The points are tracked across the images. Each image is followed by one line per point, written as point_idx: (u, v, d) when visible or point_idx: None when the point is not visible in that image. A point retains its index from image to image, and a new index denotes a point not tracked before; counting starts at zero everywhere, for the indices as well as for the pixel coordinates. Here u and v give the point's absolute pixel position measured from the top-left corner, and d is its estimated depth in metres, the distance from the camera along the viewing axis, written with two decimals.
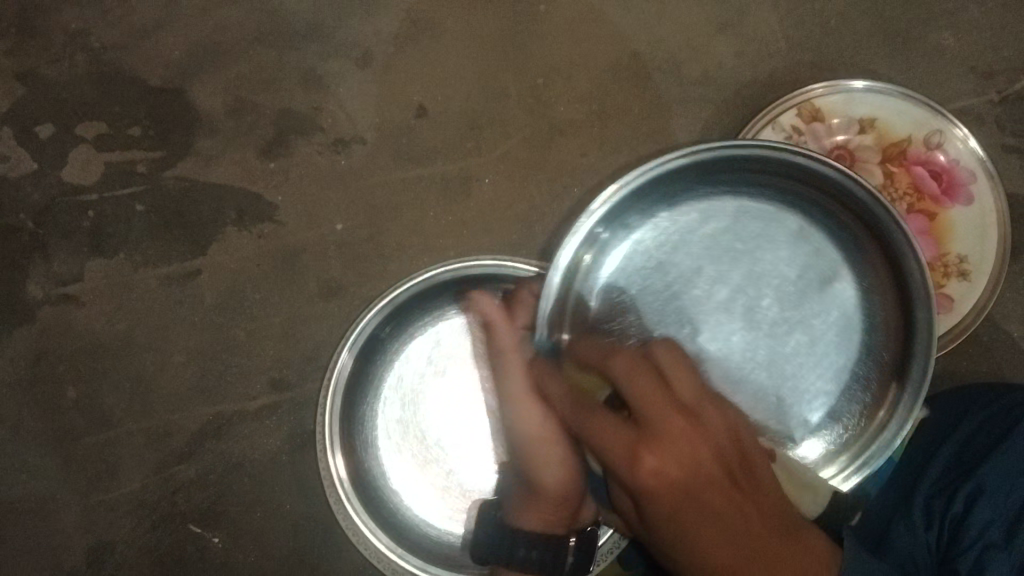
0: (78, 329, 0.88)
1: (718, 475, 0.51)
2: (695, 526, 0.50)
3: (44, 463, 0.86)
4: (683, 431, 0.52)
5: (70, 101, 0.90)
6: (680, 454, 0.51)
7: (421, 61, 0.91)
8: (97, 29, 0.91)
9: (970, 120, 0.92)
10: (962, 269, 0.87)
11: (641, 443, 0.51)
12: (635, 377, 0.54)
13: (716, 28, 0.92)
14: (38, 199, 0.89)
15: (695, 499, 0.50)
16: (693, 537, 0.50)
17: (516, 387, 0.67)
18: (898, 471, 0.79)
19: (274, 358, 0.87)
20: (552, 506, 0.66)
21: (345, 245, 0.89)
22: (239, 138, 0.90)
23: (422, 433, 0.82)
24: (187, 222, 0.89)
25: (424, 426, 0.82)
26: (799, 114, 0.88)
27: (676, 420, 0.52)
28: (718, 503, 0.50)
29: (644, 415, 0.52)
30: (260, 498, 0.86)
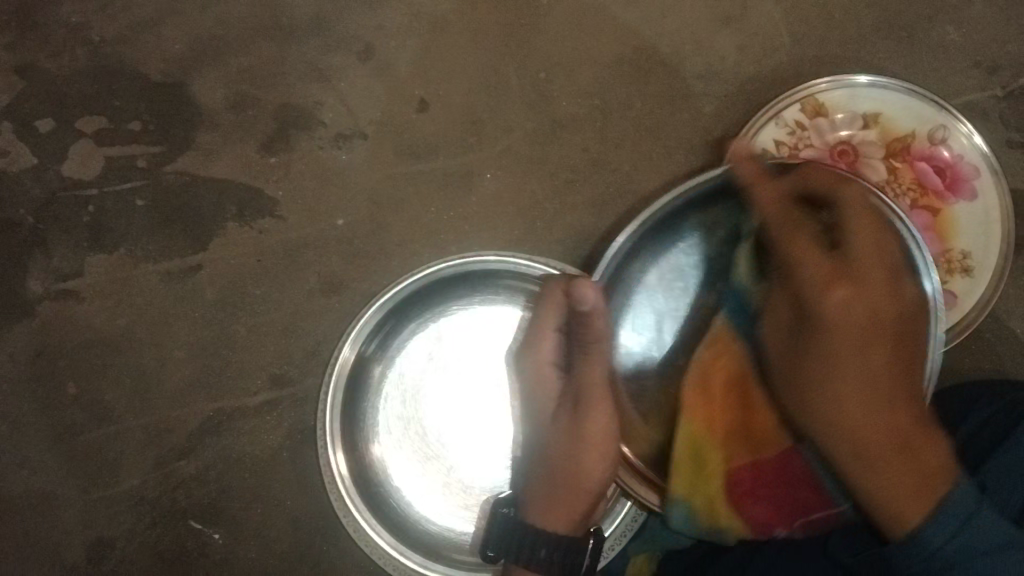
0: (78, 325, 0.87)
1: (886, 334, 0.57)
2: (840, 345, 0.57)
3: (45, 459, 0.86)
4: (878, 285, 0.58)
5: (71, 95, 0.90)
6: (868, 299, 0.58)
7: (422, 55, 0.91)
8: (97, 23, 0.91)
9: (975, 115, 0.92)
10: (966, 264, 0.87)
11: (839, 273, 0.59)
12: (863, 231, 0.60)
13: (719, 22, 0.92)
14: (38, 194, 0.89)
15: (852, 335, 0.57)
16: (846, 379, 0.56)
17: (594, 379, 0.64)
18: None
19: (275, 354, 0.87)
20: (581, 503, 0.65)
21: (346, 240, 0.88)
22: (239, 133, 0.89)
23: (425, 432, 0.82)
24: (188, 217, 0.88)
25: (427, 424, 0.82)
26: (803, 109, 0.88)
27: (881, 273, 0.59)
28: (861, 345, 0.57)
29: (860, 270, 0.59)
30: (261, 494, 0.86)
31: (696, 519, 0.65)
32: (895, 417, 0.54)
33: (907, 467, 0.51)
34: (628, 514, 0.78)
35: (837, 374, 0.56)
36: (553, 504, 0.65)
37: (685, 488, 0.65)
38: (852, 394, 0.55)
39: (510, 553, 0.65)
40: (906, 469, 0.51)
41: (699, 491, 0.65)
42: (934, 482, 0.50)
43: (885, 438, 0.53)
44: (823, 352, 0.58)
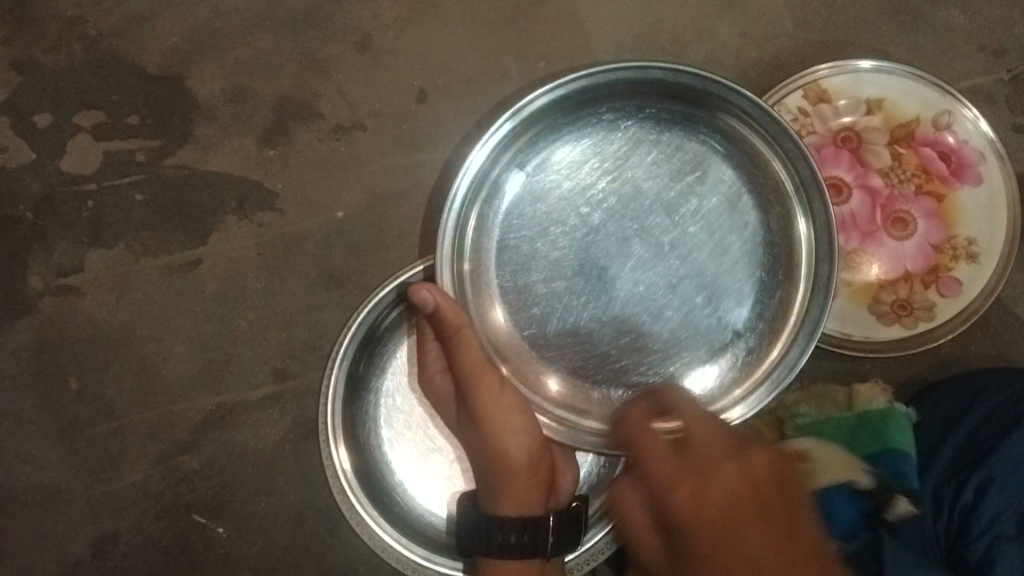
0: (79, 321, 0.87)
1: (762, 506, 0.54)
2: (699, 493, 0.54)
3: (48, 455, 0.86)
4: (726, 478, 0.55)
5: (68, 89, 0.89)
6: (731, 484, 0.55)
7: (421, 45, 0.90)
8: (93, 16, 0.90)
9: (980, 99, 0.91)
10: (971, 251, 0.86)
11: (705, 489, 0.55)
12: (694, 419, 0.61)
13: (720, 7, 0.90)
14: (37, 189, 0.88)
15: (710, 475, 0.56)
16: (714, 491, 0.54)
17: (478, 363, 0.70)
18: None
19: (276, 348, 0.87)
20: (524, 485, 0.72)
21: (347, 233, 0.88)
22: (238, 126, 0.89)
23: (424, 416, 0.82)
24: (187, 211, 0.88)
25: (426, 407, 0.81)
26: (805, 95, 0.86)
27: (734, 461, 0.57)
28: (719, 476, 0.56)
29: (693, 443, 0.59)
30: (264, 488, 0.86)
31: None
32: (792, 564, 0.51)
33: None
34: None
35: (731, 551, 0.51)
36: (503, 493, 0.72)
37: None
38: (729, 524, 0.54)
39: (477, 544, 0.72)
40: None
41: None
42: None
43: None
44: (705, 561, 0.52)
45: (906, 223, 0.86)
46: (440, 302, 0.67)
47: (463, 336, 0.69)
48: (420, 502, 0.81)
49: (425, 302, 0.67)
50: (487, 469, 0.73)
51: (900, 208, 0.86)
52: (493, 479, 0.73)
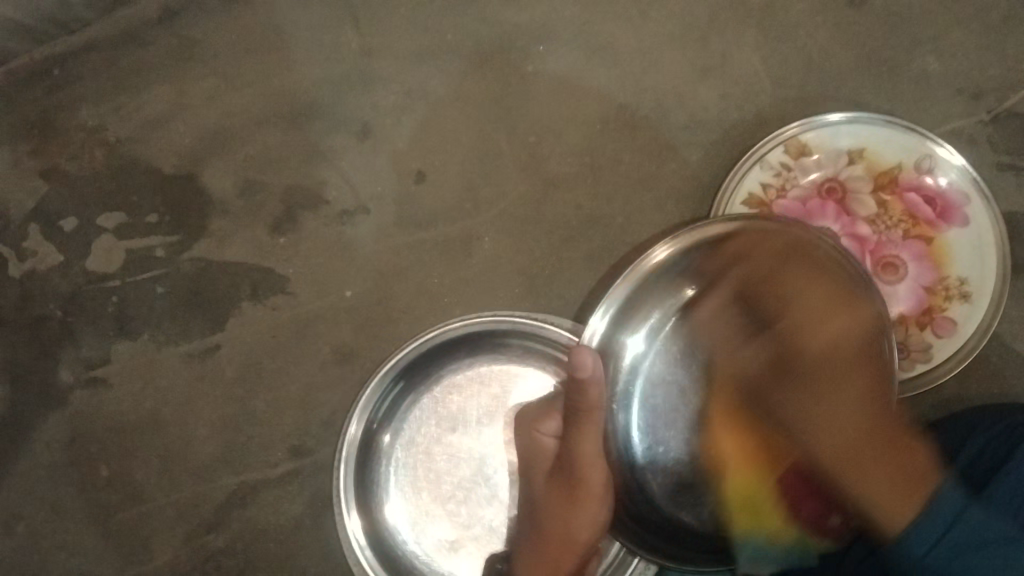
0: (108, 410, 0.92)
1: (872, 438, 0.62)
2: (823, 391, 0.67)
3: (83, 540, 0.90)
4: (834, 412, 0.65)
5: (91, 194, 0.95)
6: (830, 424, 0.64)
7: (417, 129, 0.95)
8: (112, 124, 0.96)
9: (961, 142, 0.92)
10: (963, 291, 0.87)
11: (833, 421, 0.64)
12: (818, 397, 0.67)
13: (699, 73, 0.94)
14: (65, 289, 0.94)
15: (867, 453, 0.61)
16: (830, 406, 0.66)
17: (586, 451, 0.72)
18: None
19: (292, 427, 0.91)
20: (567, 560, 0.75)
21: (355, 310, 0.92)
22: (249, 217, 0.94)
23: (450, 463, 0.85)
24: (205, 299, 0.93)
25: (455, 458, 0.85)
26: (786, 151, 0.89)
27: (833, 407, 0.65)
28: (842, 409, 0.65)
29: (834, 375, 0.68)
30: (287, 562, 0.89)
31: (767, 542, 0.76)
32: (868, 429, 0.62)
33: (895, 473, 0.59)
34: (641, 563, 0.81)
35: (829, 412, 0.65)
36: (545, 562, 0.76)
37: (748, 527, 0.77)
38: (836, 415, 0.65)
39: None
40: (898, 467, 0.59)
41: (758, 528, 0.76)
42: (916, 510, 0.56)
43: (837, 355, 0.69)
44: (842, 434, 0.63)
45: (896, 267, 0.89)
46: (594, 374, 0.68)
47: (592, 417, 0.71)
48: (437, 566, 0.84)
49: (584, 368, 0.68)
50: (540, 534, 0.76)
51: (889, 253, 0.89)
52: (546, 544, 0.76)
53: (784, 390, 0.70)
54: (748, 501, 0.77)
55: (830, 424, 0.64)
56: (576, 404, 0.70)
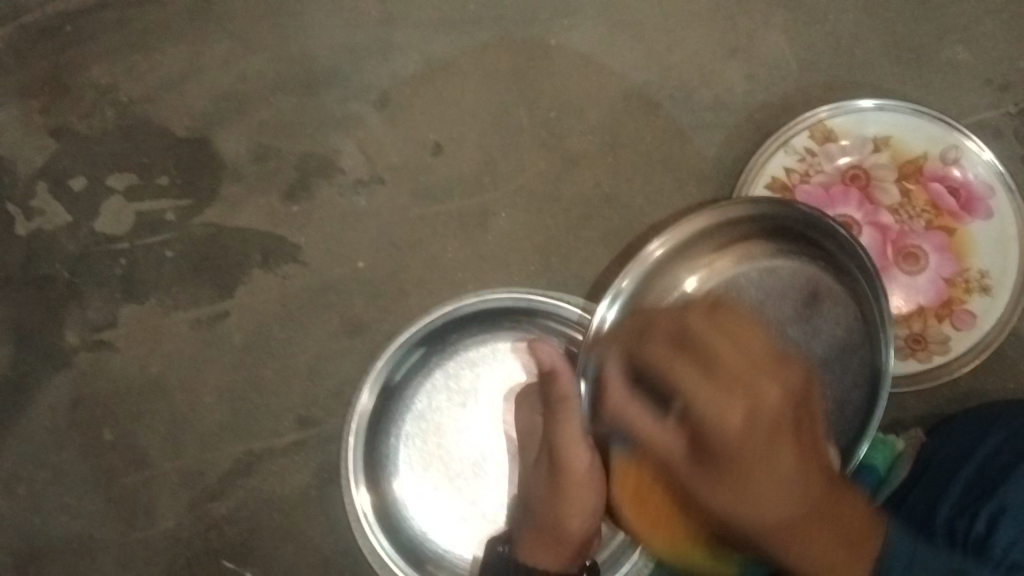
0: (113, 374, 0.90)
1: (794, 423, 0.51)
2: (726, 487, 0.52)
3: (83, 504, 0.89)
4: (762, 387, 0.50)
5: (102, 154, 0.94)
6: (777, 481, 0.50)
7: (436, 100, 0.93)
8: (125, 84, 0.94)
9: (987, 133, 0.91)
10: (984, 284, 0.87)
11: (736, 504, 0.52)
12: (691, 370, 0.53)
13: (726, 53, 0.93)
14: (72, 249, 0.92)
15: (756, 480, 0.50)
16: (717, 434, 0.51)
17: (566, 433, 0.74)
18: (914, 492, 0.77)
19: (300, 397, 0.89)
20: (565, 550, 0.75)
21: (367, 282, 0.91)
22: (262, 183, 0.92)
23: (472, 450, 0.83)
24: (216, 265, 0.92)
25: (480, 444, 0.83)
26: (812, 135, 0.88)
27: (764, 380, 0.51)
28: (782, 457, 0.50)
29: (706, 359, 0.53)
30: (290, 534, 0.88)
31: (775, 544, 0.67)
32: (822, 508, 0.51)
33: (847, 569, 0.52)
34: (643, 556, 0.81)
35: (766, 463, 0.50)
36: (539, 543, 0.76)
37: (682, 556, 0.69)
38: (755, 485, 0.51)
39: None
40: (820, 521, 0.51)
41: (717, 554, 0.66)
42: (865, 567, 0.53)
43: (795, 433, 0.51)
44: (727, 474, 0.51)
45: (917, 257, 0.87)
46: (555, 362, 0.76)
47: (569, 405, 0.74)
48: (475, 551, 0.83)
49: (542, 358, 0.76)
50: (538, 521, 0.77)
51: (911, 243, 0.87)
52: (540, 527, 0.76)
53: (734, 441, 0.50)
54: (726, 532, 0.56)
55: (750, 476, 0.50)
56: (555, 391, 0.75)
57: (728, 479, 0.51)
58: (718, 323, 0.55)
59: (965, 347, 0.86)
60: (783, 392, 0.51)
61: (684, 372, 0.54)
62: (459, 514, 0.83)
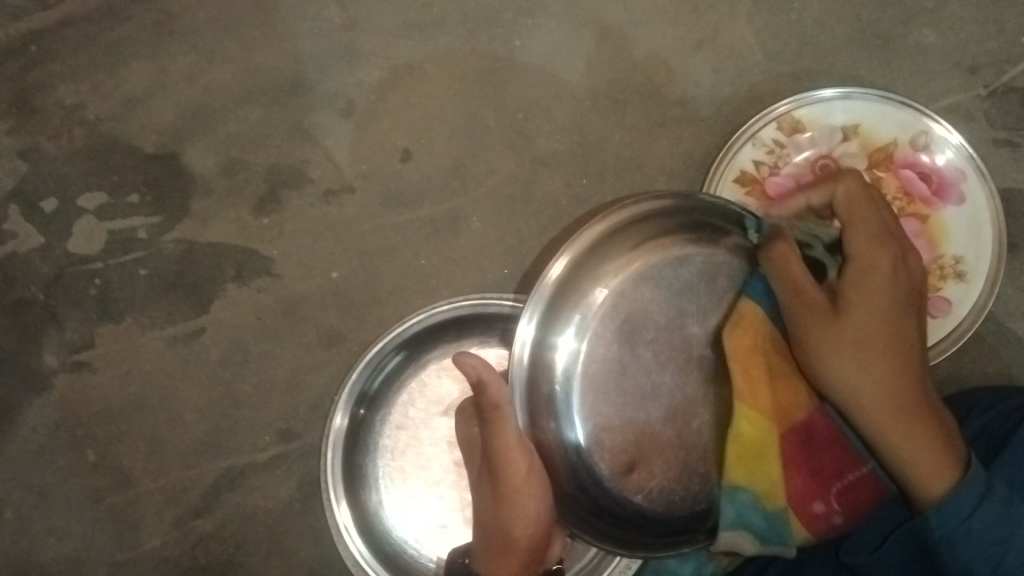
0: (93, 394, 0.91)
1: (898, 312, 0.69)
2: (842, 350, 0.68)
3: (70, 525, 0.89)
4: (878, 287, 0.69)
5: (72, 174, 0.94)
6: (869, 349, 0.67)
7: (402, 105, 0.93)
8: (91, 103, 0.94)
9: (958, 117, 0.91)
10: (959, 270, 0.86)
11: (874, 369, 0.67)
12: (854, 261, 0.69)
13: (692, 47, 0.92)
14: (47, 272, 0.93)
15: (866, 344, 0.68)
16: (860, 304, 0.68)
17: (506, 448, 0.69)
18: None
19: (280, 410, 0.90)
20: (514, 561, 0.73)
21: (341, 292, 0.91)
22: (233, 197, 0.92)
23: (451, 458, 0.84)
24: (190, 281, 0.92)
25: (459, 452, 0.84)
26: (780, 127, 0.88)
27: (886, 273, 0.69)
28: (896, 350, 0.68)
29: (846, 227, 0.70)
30: (276, 546, 0.89)
31: (762, 506, 0.71)
32: (913, 414, 0.66)
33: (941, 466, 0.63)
34: (626, 555, 0.83)
35: (863, 338, 0.68)
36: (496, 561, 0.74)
37: (745, 478, 0.71)
38: (872, 351, 0.67)
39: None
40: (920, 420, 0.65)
41: (757, 479, 0.70)
42: (953, 484, 0.61)
43: (879, 336, 0.68)
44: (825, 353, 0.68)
45: None
46: (482, 372, 0.66)
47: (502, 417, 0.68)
48: (441, 553, 0.84)
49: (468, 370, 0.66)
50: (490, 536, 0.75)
51: None
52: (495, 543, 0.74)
53: (823, 330, 0.68)
54: (753, 445, 0.70)
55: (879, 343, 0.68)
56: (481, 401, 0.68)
57: (857, 341, 0.67)
58: (854, 208, 0.71)
59: (943, 334, 0.86)
60: (892, 271, 0.69)
61: (863, 258, 0.69)
62: (438, 522, 0.84)
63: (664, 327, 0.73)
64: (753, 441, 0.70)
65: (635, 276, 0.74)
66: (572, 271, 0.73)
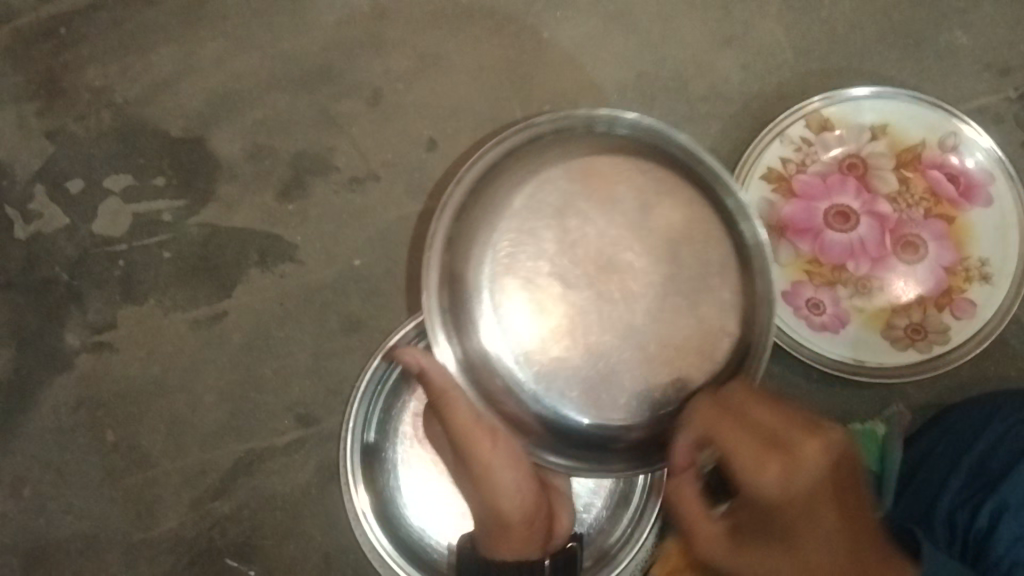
0: (114, 375, 0.91)
1: (827, 490, 0.59)
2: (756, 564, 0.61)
3: (87, 505, 0.90)
4: (800, 471, 0.59)
5: (97, 155, 0.94)
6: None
7: (429, 95, 0.93)
8: (120, 85, 0.94)
9: (987, 119, 0.90)
10: (984, 272, 0.86)
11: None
12: (737, 453, 0.61)
13: (721, 43, 0.92)
14: (71, 252, 0.93)
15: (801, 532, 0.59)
16: (796, 533, 0.59)
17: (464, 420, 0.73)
18: (919, 477, 0.77)
19: (299, 396, 0.90)
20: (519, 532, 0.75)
21: (364, 279, 0.91)
22: (257, 182, 0.93)
23: None
24: (214, 265, 0.92)
25: None
26: (808, 124, 0.87)
27: (803, 456, 0.59)
28: (823, 531, 0.58)
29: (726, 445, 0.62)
30: (292, 532, 0.89)
31: None
32: None
33: None
34: (646, 542, 0.83)
35: (796, 552, 0.59)
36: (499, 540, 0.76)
37: None
38: (802, 545, 0.59)
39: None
40: None
41: None
42: None
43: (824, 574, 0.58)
44: (744, 556, 0.62)
45: (917, 247, 0.86)
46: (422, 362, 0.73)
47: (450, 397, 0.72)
48: (452, 538, 0.83)
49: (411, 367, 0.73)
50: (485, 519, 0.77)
51: (909, 232, 0.86)
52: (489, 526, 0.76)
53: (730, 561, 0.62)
54: None
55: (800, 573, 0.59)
56: (431, 389, 0.73)
57: (782, 540, 0.59)
58: (745, 407, 0.64)
59: (969, 336, 0.85)
60: (819, 464, 0.59)
61: (749, 476, 0.60)
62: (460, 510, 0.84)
63: (577, 236, 0.73)
64: None
65: (531, 206, 0.74)
66: (459, 219, 0.73)
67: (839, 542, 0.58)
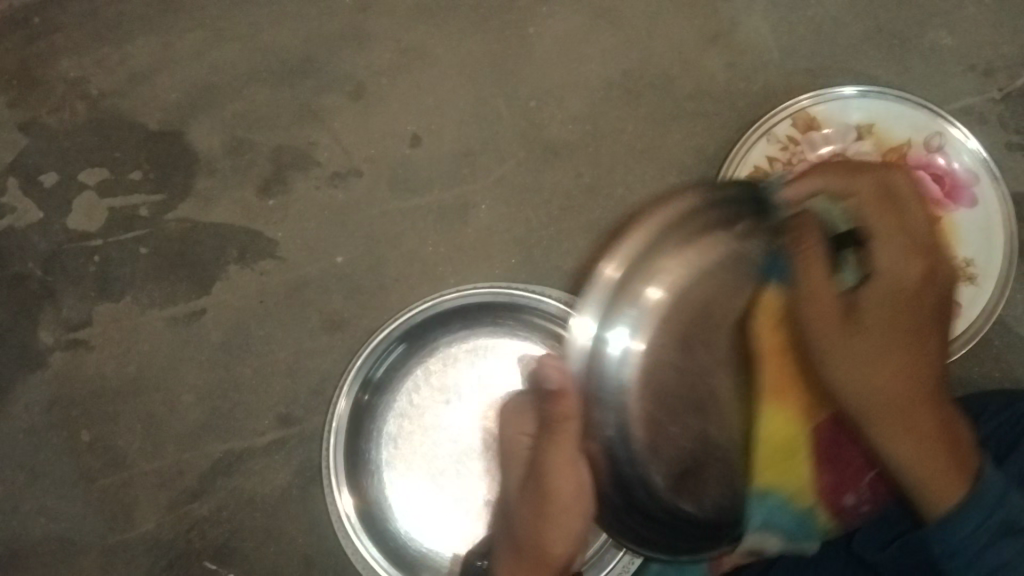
0: (89, 373, 0.89)
1: (913, 303, 0.64)
2: (879, 363, 0.63)
3: (62, 506, 0.88)
4: (905, 262, 0.64)
5: (72, 149, 0.92)
6: (883, 372, 0.63)
7: (412, 90, 0.92)
8: (95, 77, 0.92)
9: (971, 119, 0.90)
10: (969, 272, 0.86)
11: (872, 374, 0.63)
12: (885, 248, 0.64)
13: (707, 40, 0.91)
14: (45, 247, 0.91)
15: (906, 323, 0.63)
16: (873, 344, 0.63)
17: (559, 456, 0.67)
18: None
19: (279, 395, 0.88)
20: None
21: (346, 277, 0.90)
22: (237, 177, 0.91)
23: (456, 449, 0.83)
24: (192, 261, 0.90)
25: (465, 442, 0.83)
26: (794, 124, 0.87)
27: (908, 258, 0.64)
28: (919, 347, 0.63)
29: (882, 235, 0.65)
30: (272, 534, 0.87)
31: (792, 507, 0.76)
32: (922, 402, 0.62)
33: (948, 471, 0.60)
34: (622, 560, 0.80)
35: (893, 361, 0.63)
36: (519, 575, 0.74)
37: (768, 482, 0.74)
38: (891, 365, 0.63)
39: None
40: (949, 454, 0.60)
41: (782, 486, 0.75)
42: (966, 485, 0.59)
43: (895, 392, 0.62)
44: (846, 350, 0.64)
45: None
46: (564, 380, 0.63)
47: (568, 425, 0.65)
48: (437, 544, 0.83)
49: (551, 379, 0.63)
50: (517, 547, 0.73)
51: None
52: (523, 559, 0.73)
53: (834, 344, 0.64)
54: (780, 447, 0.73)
55: (877, 371, 0.63)
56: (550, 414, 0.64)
57: (878, 334, 0.63)
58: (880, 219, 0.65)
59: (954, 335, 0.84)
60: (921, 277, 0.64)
61: (888, 267, 0.64)
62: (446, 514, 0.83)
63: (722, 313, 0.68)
64: (784, 442, 0.73)
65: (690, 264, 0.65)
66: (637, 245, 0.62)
67: (904, 341, 0.63)
